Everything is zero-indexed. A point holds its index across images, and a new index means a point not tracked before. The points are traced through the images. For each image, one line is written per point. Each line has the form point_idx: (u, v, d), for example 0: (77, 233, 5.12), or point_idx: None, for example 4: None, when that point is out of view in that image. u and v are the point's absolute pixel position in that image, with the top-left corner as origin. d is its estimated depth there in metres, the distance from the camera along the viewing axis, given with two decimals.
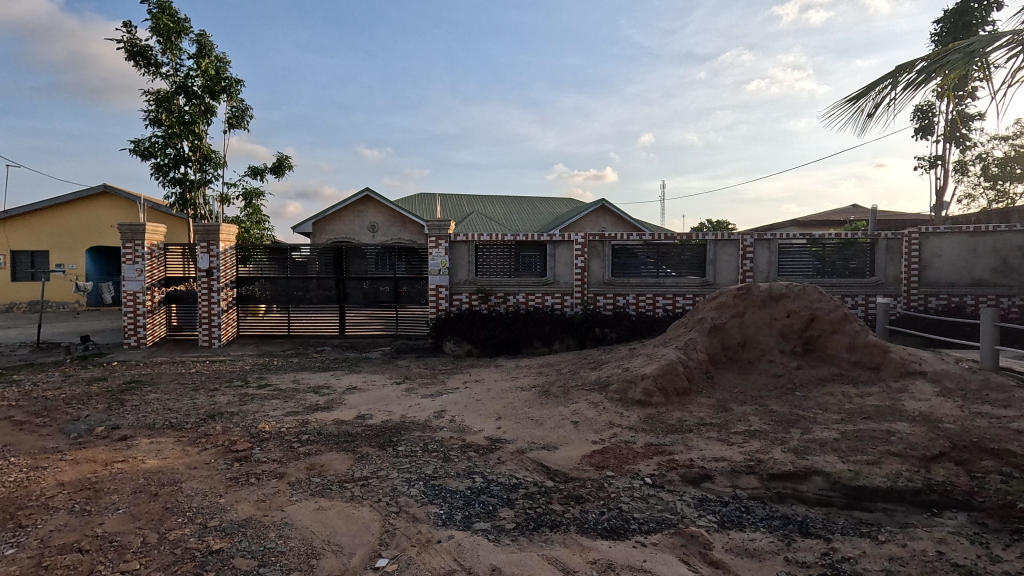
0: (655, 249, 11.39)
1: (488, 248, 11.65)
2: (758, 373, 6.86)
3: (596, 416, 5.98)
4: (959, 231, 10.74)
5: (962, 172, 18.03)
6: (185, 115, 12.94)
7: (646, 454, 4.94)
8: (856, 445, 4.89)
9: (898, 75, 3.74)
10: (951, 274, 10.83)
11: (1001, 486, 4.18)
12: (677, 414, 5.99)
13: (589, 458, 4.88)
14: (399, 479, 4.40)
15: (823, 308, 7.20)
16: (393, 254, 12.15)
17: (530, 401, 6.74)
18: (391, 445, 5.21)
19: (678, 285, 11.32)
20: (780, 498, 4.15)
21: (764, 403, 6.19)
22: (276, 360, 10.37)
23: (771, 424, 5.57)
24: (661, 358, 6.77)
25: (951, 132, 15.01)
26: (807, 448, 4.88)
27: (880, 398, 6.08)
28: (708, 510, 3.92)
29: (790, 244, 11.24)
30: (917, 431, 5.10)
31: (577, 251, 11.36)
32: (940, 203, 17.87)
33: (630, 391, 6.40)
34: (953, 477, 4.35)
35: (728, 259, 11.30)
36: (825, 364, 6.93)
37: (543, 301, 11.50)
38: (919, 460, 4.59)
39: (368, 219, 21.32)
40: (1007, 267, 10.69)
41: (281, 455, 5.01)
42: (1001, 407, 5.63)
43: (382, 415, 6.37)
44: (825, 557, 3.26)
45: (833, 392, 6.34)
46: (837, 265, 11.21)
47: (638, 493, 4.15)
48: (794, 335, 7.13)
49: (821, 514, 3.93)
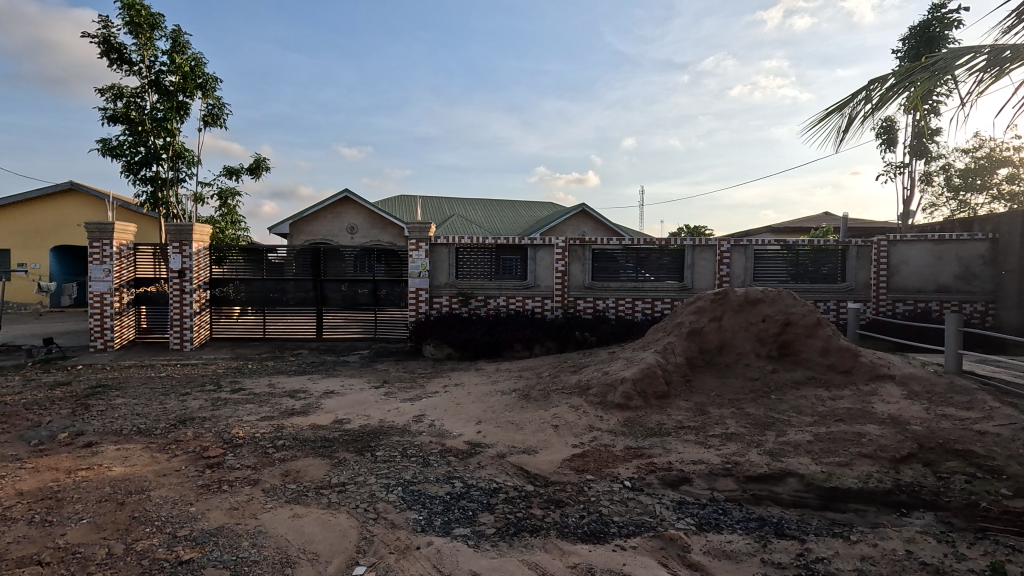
0: (634, 253, 11.53)
1: (469, 251, 11.62)
2: (735, 376, 7.00)
3: (576, 420, 5.99)
4: (925, 239, 11.10)
5: (927, 182, 18.64)
6: (158, 112, 12.58)
7: (625, 458, 4.97)
8: (828, 447, 5.00)
9: (872, 89, 3.88)
10: (918, 281, 11.18)
11: (966, 486, 4.31)
12: (655, 417, 6.05)
13: (568, 462, 4.89)
14: (377, 485, 4.33)
15: (798, 313, 7.34)
16: (373, 257, 12.03)
17: (510, 404, 6.74)
18: (369, 451, 5.14)
19: (657, 290, 11.45)
20: (756, 500, 4.22)
21: (740, 407, 6.29)
22: (251, 363, 10.15)
23: (748, 427, 5.67)
24: (640, 362, 6.84)
25: (917, 144, 15.51)
26: (782, 450, 4.99)
27: (852, 400, 6.23)
28: (687, 512, 3.97)
29: (765, 250, 11.48)
30: (886, 433, 5.24)
31: (558, 255, 11.41)
32: (907, 212, 18.48)
33: (609, 395, 6.45)
34: (921, 478, 4.46)
35: (706, 263, 11.48)
36: (799, 367, 7.09)
37: (523, 304, 11.52)
38: (889, 461, 4.73)
39: (347, 221, 21.08)
40: (970, 274, 11.05)
41: (255, 461, 4.89)
42: (965, 410, 5.81)
43: (360, 419, 6.28)
44: (800, 558, 3.31)
45: (806, 394, 6.49)
46: (810, 270, 11.49)
47: (618, 497, 4.17)
48: (770, 339, 7.29)
49: (796, 515, 4.00)
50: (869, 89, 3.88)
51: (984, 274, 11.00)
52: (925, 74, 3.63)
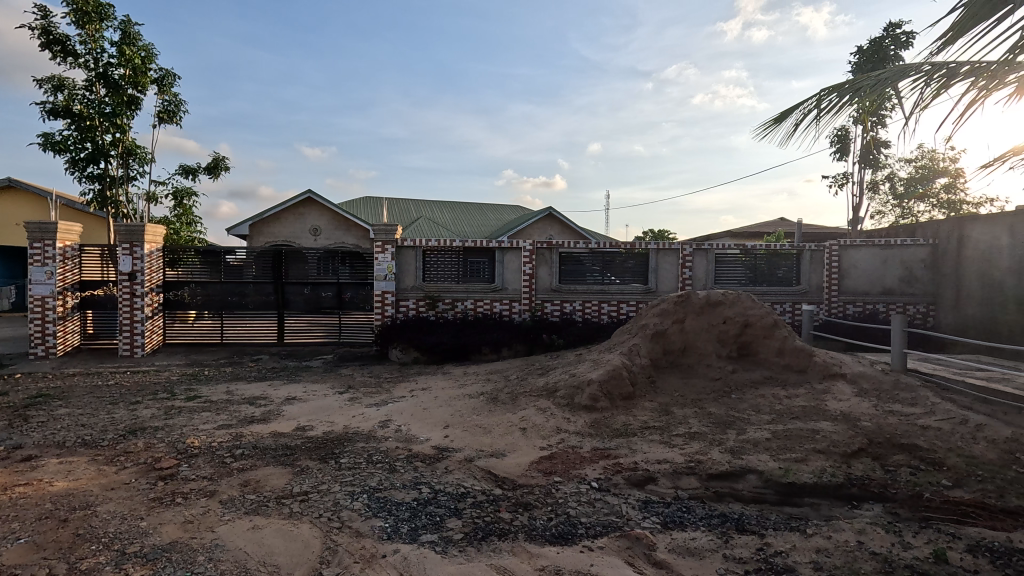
0: (600, 257, 11.71)
1: (436, 253, 11.53)
2: (698, 377, 7.19)
3: (543, 422, 6.02)
4: (872, 244, 11.68)
5: (874, 190, 19.66)
6: (106, 107, 11.98)
7: (592, 459, 5.02)
8: (785, 444, 5.20)
9: (822, 98, 4.09)
10: (865, 284, 11.75)
11: (910, 478, 4.55)
12: (621, 418, 6.14)
13: (536, 464, 4.90)
14: (341, 493, 4.22)
15: (756, 314, 7.60)
16: (337, 259, 11.79)
17: (478, 408, 6.71)
18: (333, 458, 5.01)
19: (622, 293, 11.64)
20: (718, 497, 4.34)
21: (703, 406, 6.46)
22: (208, 370, 9.75)
23: (710, 426, 5.83)
24: (606, 363, 6.94)
25: (865, 154, 16.34)
26: (742, 448, 5.15)
27: (806, 398, 6.49)
28: (652, 511, 4.03)
29: (725, 254, 11.86)
30: (838, 429, 5.48)
31: (525, 258, 11.45)
32: (856, 218, 19.43)
33: (576, 397, 6.52)
34: (870, 471, 4.69)
35: (669, 267, 11.76)
36: (757, 367, 7.34)
37: (491, 307, 11.50)
38: (841, 456, 4.94)
39: (310, 222, 20.57)
40: (913, 277, 11.68)
41: (211, 471, 4.69)
42: (909, 406, 6.13)
43: (324, 426, 6.12)
44: (760, 552, 3.42)
45: (765, 393, 6.72)
46: (767, 274, 11.94)
47: (585, 498, 4.20)
48: (730, 340, 7.52)
49: (755, 510, 4.13)
50: (819, 97, 4.10)
51: (925, 278, 11.63)
52: (871, 86, 3.84)
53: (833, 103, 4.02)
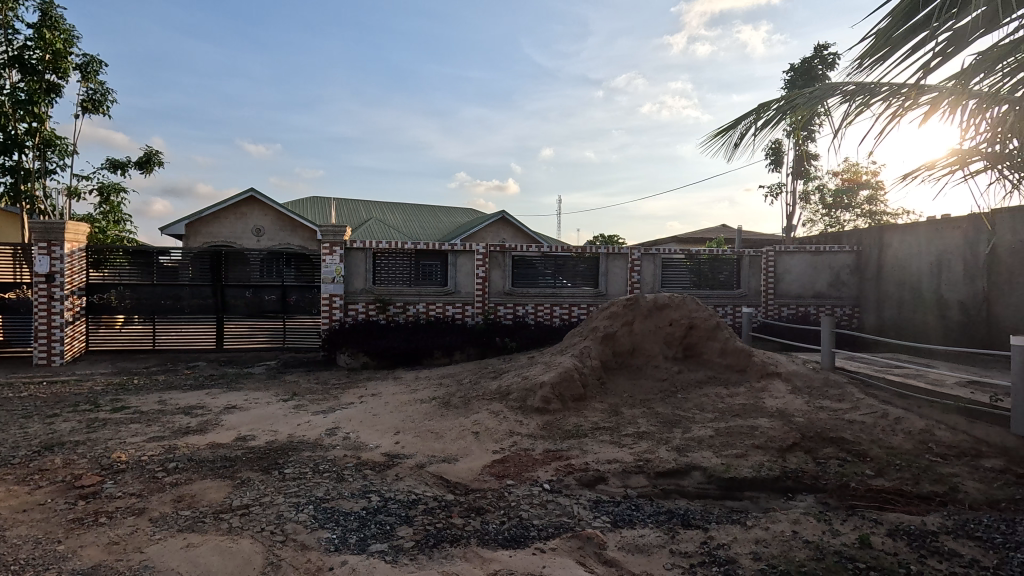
0: (552, 260, 11.86)
1: (386, 256, 11.30)
2: (646, 377, 7.41)
3: (496, 426, 6.01)
4: (804, 250, 12.44)
5: (805, 200, 21.00)
6: (21, 93, 11.00)
7: (544, 461, 5.06)
8: (727, 440, 5.44)
9: (761, 112, 4.35)
10: (799, 288, 12.49)
11: (838, 469, 4.87)
12: (573, 419, 6.23)
13: (489, 468, 4.88)
14: (285, 505, 4.04)
15: (700, 317, 7.93)
16: (281, 261, 11.32)
17: (430, 413, 6.61)
18: (277, 468, 4.79)
19: (573, 296, 11.84)
20: (665, 494, 4.47)
21: (650, 406, 6.66)
22: (137, 378, 9.09)
23: (657, 425, 6.01)
24: (558, 366, 7.03)
25: (798, 166, 17.43)
26: (687, 445, 5.34)
27: (746, 396, 6.82)
28: (602, 511, 4.11)
29: (671, 259, 12.30)
30: (774, 425, 5.79)
31: (478, 261, 11.42)
32: (789, 226, 20.68)
33: (529, 399, 6.56)
34: (804, 464, 4.97)
35: (618, 271, 12.06)
36: (701, 367, 7.65)
37: (443, 310, 11.38)
38: (777, 450, 5.22)
39: (253, 222, 19.67)
40: (840, 282, 12.52)
41: (141, 487, 4.37)
42: (837, 402, 6.56)
43: (266, 435, 5.84)
44: (704, 546, 3.55)
45: (708, 392, 7.00)
46: (710, 277, 12.48)
47: (537, 501, 4.22)
48: (675, 342, 7.80)
49: (700, 506, 4.29)
50: (758, 113, 4.35)
51: (851, 282, 12.49)
52: (803, 103, 4.11)
53: (770, 117, 4.27)
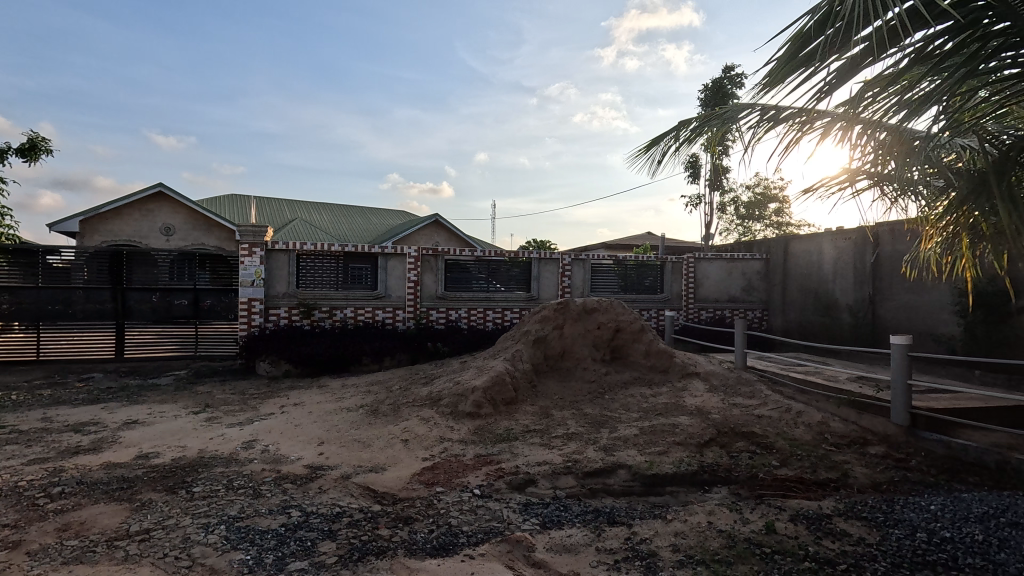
0: (485, 264, 11.88)
1: (312, 258, 10.81)
2: (575, 380, 7.60)
3: (426, 432, 5.90)
4: (720, 257, 13.31)
5: (721, 211, 22.50)
6: None
7: (475, 466, 5.03)
8: (650, 438, 5.69)
9: (680, 130, 4.62)
10: (715, 292, 13.35)
11: (749, 461, 5.24)
12: (504, 423, 6.25)
13: (418, 476, 4.78)
14: (193, 526, 3.73)
15: (626, 320, 8.25)
16: (193, 262, 10.54)
17: (357, 422, 6.38)
18: (184, 487, 4.41)
19: (506, 300, 11.91)
20: (592, 493, 4.59)
21: (579, 407, 6.83)
22: (16, 393, 8.06)
23: (585, 426, 6.17)
24: (490, 370, 7.04)
25: (714, 178, 18.65)
26: (614, 445, 5.53)
27: (668, 396, 7.16)
28: (532, 513, 4.14)
29: (600, 264, 12.72)
30: (693, 422, 6.12)
31: (410, 265, 11.21)
32: (707, 234, 22.06)
33: (460, 404, 6.51)
34: (719, 458, 5.30)
35: (550, 275, 12.29)
36: (627, 368, 7.95)
37: (373, 315, 11.05)
38: (695, 446, 5.53)
39: (161, 220, 18.13)
40: (751, 286, 13.50)
41: (16, 517, 3.85)
42: (748, 398, 7.06)
43: (173, 452, 5.38)
44: (627, 542, 3.67)
45: (633, 393, 7.29)
46: (636, 282, 13.04)
47: (467, 507, 4.19)
48: (603, 344, 8.06)
49: (624, 503, 4.44)
50: (678, 130, 4.62)
51: (760, 287, 13.51)
52: (718, 121, 4.40)
53: (690, 135, 4.53)
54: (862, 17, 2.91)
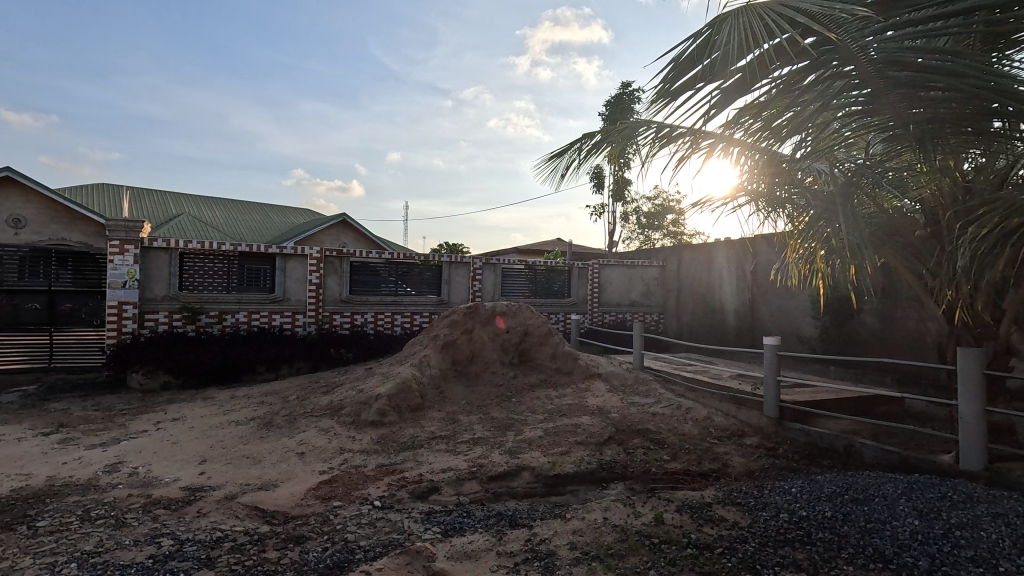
0: (394, 267, 11.57)
1: (198, 258, 9.87)
2: (483, 384, 7.62)
3: (325, 444, 5.60)
4: (621, 263, 14.06)
5: (624, 220, 23.84)
6: None
7: (376, 477, 4.85)
8: (553, 439, 5.85)
9: (584, 142, 4.80)
10: (617, 297, 14.09)
11: (643, 456, 5.56)
12: (409, 430, 6.09)
13: (313, 491, 4.51)
14: (35, 567, 3.22)
15: (534, 324, 8.44)
16: (49, 260, 9.17)
17: (247, 436, 5.89)
18: (25, 522, 3.79)
19: (415, 305, 11.67)
20: (496, 497, 4.61)
21: (486, 411, 6.85)
22: None
23: (491, 430, 6.20)
24: (396, 376, 6.85)
25: (617, 190, 19.72)
26: (519, 447, 5.61)
27: (572, 397, 7.42)
28: (434, 521, 4.07)
29: (510, 269, 12.89)
30: (594, 422, 6.39)
31: (312, 266, 10.61)
32: (611, 242, 23.25)
33: (363, 413, 6.26)
34: (616, 455, 5.57)
35: (460, 280, 12.24)
36: (534, 371, 8.12)
37: (269, 320, 10.30)
38: (595, 445, 5.77)
39: (9, 210, 15.62)
40: (649, 292, 14.41)
41: None
42: (644, 396, 7.50)
43: (14, 481, 4.61)
44: (527, 543, 3.73)
45: (539, 395, 7.45)
46: (544, 287, 13.40)
47: (366, 520, 4.02)
48: (512, 348, 8.17)
49: (527, 505, 4.51)
50: (582, 142, 4.79)
51: (657, 292, 14.45)
52: (618, 136, 4.63)
53: (592, 147, 4.72)
54: (741, 46, 3.21)
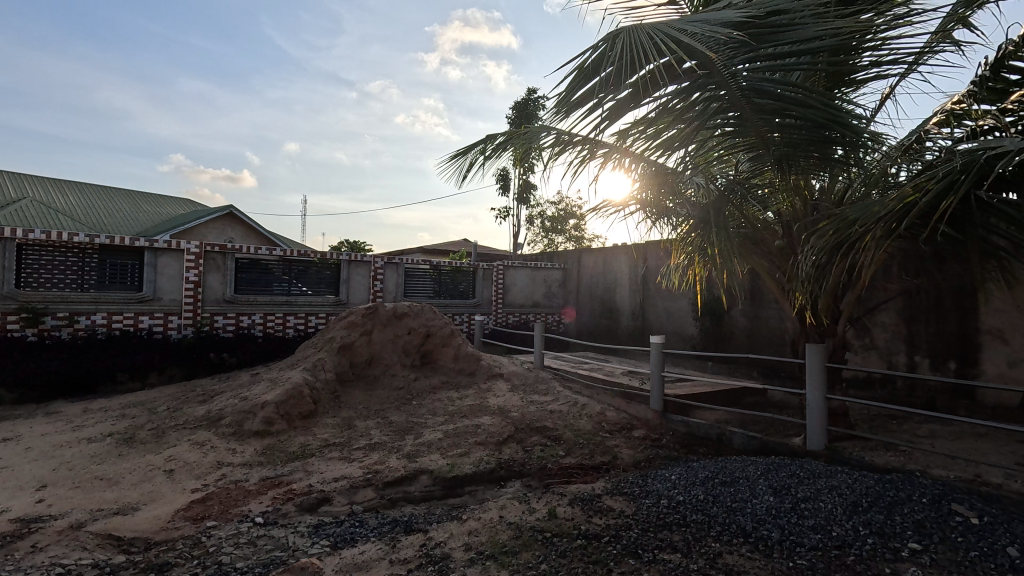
0: (287, 265, 10.82)
1: (43, 251, 8.50)
2: (382, 388, 7.39)
3: (200, 458, 5.08)
4: (525, 265, 14.37)
5: (529, 223, 24.45)
6: None
7: (259, 491, 4.49)
8: (453, 441, 5.81)
9: (487, 144, 4.83)
10: (521, 298, 14.39)
11: (540, 453, 5.72)
12: (299, 439, 5.72)
13: (183, 512, 4.07)
14: None
15: (437, 325, 8.34)
16: None
17: (102, 454, 5.17)
18: None
19: (311, 305, 11.00)
20: (391, 504, 4.47)
21: (385, 416, 6.63)
22: None
23: (389, 434, 6.01)
24: (285, 382, 6.40)
25: (522, 193, 20.16)
26: (417, 451, 5.50)
27: (474, 397, 7.43)
28: (323, 534, 3.85)
29: (414, 268, 12.64)
30: (494, 422, 6.46)
31: (189, 263, 9.59)
32: (516, 244, 23.72)
33: (246, 423, 5.78)
34: (515, 453, 5.67)
35: (360, 279, 11.75)
36: (437, 373, 8.02)
37: (135, 323, 9.13)
38: (494, 444, 5.82)
39: None
40: (551, 293, 14.87)
41: None
42: (543, 395, 7.72)
43: None
44: (422, 548, 3.66)
45: (441, 397, 7.37)
46: (448, 288, 13.31)
47: (245, 539, 3.70)
48: (413, 350, 8.00)
49: (423, 509, 4.43)
50: (485, 144, 4.82)
51: (559, 293, 14.96)
52: (521, 140, 4.72)
53: (495, 149, 4.77)
54: (632, 64, 3.40)
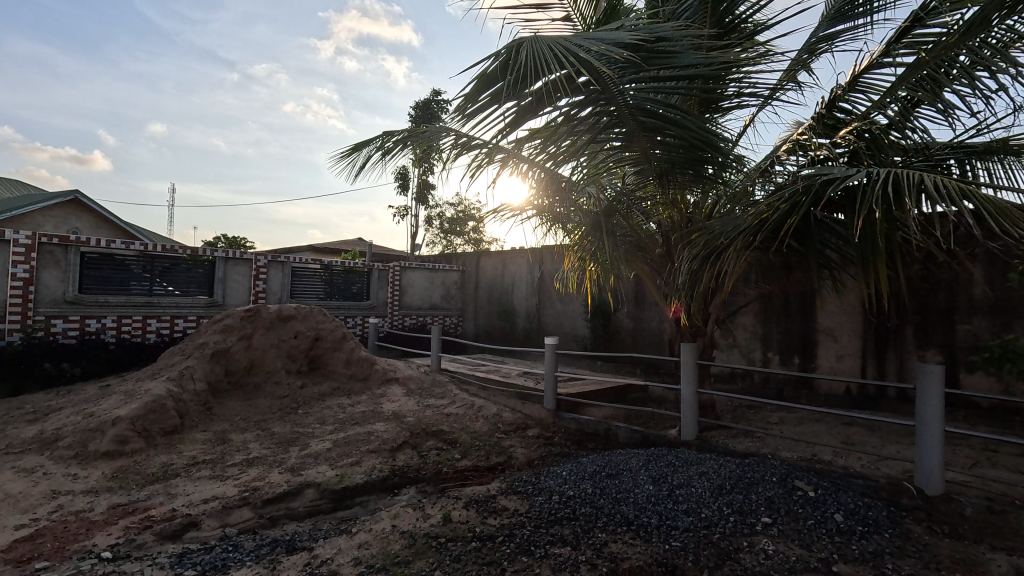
0: (150, 261, 9.55)
1: None
2: (263, 397, 6.80)
3: (27, 489, 4.28)
4: (422, 266, 14.10)
5: (427, 224, 24.13)
6: None
7: (107, 521, 3.89)
8: (343, 451, 5.52)
9: (385, 140, 4.66)
10: (418, 300, 14.08)
11: (436, 457, 5.64)
12: (160, 458, 5.06)
13: (2, 555, 3.39)
14: None
15: (326, 328, 7.88)
16: None
17: None
18: None
19: (178, 307, 9.81)
20: (271, 522, 4.12)
21: (266, 427, 6.11)
22: None
23: (271, 447, 5.55)
24: (143, 395, 5.63)
25: (421, 193, 19.84)
26: (303, 463, 5.14)
27: (366, 404, 7.13)
28: (188, 564, 3.43)
29: (301, 268, 11.84)
30: (388, 428, 6.25)
31: (17, 256, 8.11)
32: (414, 245, 23.27)
33: (92, 443, 4.99)
34: (409, 459, 5.53)
35: (239, 278, 10.72)
36: (326, 379, 7.57)
37: None
38: (388, 451, 5.63)
39: None
40: (449, 295, 14.75)
41: None
42: (440, 398, 7.63)
43: None
44: (306, 568, 3.42)
45: (330, 404, 6.97)
46: (340, 289, 12.67)
47: None
48: (300, 355, 7.49)
49: (308, 525, 4.14)
50: (383, 140, 4.64)
51: (457, 295, 14.89)
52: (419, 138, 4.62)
53: (392, 146, 4.61)
54: (531, 75, 3.48)
